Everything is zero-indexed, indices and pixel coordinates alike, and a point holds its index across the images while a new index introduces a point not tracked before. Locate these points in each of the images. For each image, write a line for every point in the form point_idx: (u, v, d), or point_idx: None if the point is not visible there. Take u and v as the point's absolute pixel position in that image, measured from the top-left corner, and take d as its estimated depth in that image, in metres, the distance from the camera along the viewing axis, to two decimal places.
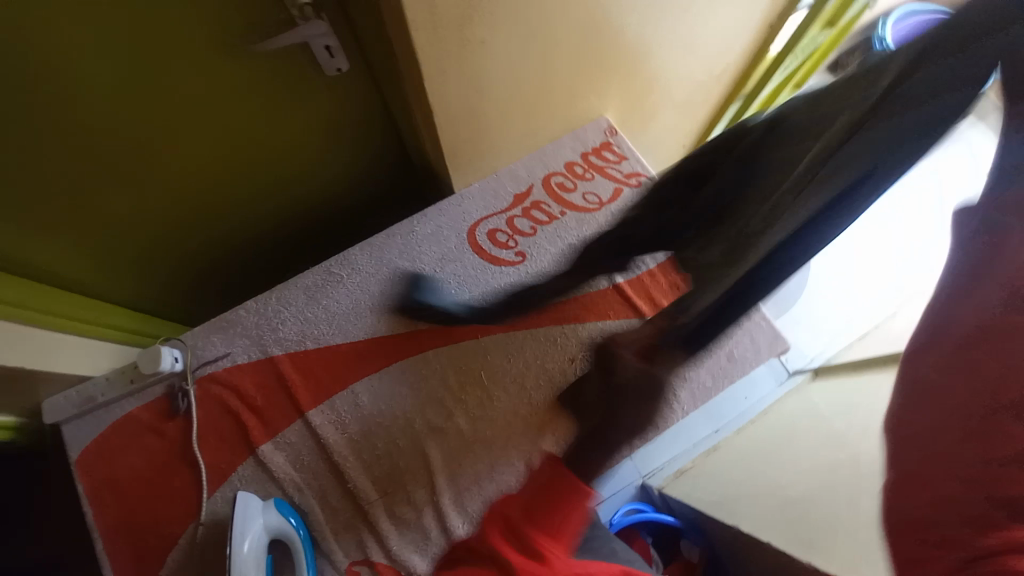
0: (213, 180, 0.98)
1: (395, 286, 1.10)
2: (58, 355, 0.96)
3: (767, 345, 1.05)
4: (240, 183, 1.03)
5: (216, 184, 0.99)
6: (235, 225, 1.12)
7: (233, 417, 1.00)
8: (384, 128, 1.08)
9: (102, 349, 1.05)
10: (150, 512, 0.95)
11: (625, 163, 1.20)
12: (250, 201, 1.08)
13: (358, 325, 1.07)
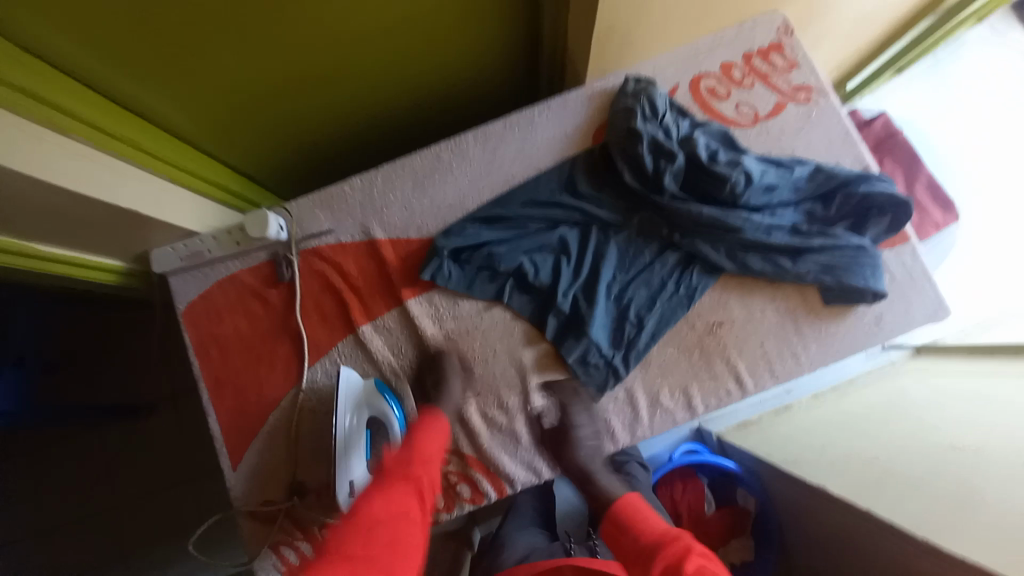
0: (328, 45, 0.84)
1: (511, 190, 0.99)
2: (168, 207, 0.92)
3: (924, 313, 0.90)
4: (355, 52, 0.88)
5: (328, 49, 0.85)
6: (340, 100, 0.99)
7: (334, 295, 0.97)
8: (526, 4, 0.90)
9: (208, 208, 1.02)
10: (254, 371, 0.97)
11: (796, 73, 0.99)
12: (361, 73, 0.94)
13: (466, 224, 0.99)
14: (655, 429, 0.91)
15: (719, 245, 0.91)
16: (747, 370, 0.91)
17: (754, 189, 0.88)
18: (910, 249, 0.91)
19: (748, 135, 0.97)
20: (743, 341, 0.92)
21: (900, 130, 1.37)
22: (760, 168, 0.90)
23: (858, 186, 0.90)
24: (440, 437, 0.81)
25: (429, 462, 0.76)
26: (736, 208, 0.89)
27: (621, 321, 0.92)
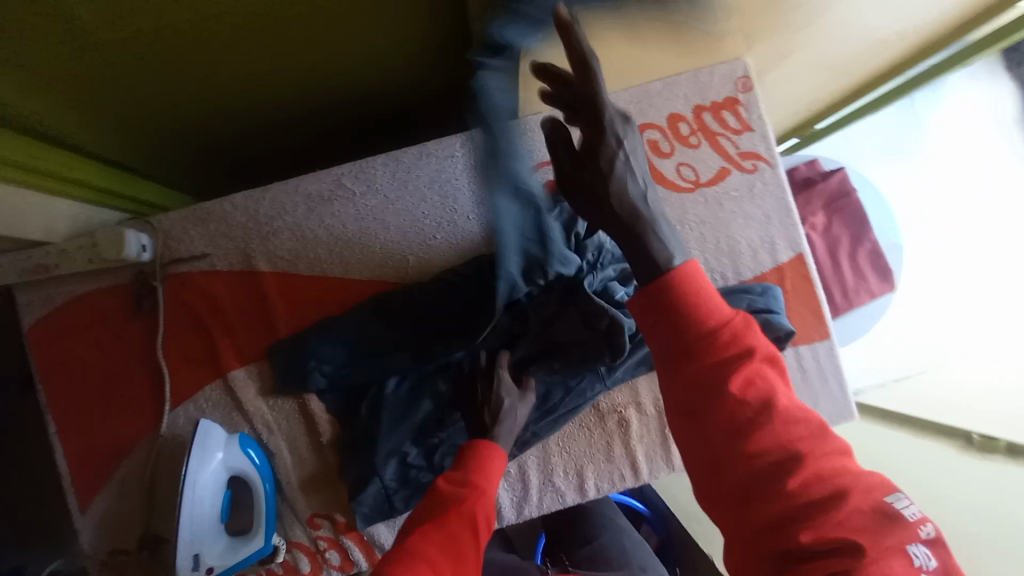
0: (199, 28, 0.68)
1: (416, 233, 0.88)
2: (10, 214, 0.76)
3: (828, 414, 0.88)
4: (240, 36, 0.72)
5: (203, 31, 0.69)
6: (226, 88, 0.82)
7: (204, 329, 0.86)
8: (456, 16, 0.79)
9: (66, 212, 0.86)
10: (109, 408, 0.87)
11: (745, 137, 0.90)
12: (250, 60, 0.78)
13: (361, 265, 0.87)
14: (542, 510, 0.87)
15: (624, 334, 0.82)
16: (643, 456, 0.87)
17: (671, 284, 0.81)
18: (827, 346, 0.88)
19: (685, 203, 0.89)
20: (647, 425, 0.88)
21: (853, 189, 1.33)
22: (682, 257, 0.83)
23: (770, 317, 0.81)
24: (498, 476, 0.67)
25: (483, 497, 0.61)
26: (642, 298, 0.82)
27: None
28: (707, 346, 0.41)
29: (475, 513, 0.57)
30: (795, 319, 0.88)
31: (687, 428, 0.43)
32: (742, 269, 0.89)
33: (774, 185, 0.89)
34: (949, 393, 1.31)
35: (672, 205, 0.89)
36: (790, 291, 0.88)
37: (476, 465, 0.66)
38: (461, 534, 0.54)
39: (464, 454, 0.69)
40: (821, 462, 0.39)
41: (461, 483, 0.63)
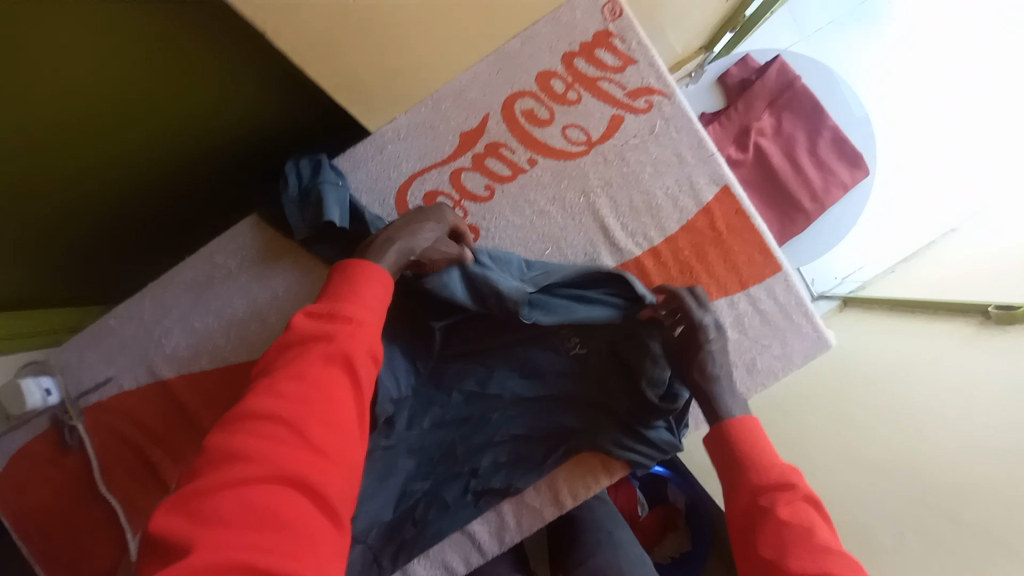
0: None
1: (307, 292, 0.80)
2: None
3: (801, 352, 0.78)
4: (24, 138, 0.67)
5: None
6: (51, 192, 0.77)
7: (136, 449, 0.83)
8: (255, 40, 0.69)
9: None
10: (71, 555, 0.83)
11: (631, 72, 0.77)
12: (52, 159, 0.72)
13: (259, 342, 0.80)
14: (523, 532, 0.81)
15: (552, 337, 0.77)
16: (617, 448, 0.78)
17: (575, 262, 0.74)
18: (782, 279, 0.78)
19: (582, 170, 0.78)
20: (613, 431, 0.77)
21: (797, 76, 1.17)
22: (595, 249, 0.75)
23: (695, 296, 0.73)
24: (384, 296, 0.57)
25: (360, 329, 0.53)
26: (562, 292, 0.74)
27: (452, 458, 0.80)
28: (772, 497, 0.57)
29: (347, 352, 0.51)
30: (740, 258, 0.78)
31: (744, 513, 0.57)
32: (666, 225, 0.78)
33: (676, 117, 0.77)
34: (962, 260, 1.16)
35: (565, 178, 0.79)
36: (726, 231, 0.77)
37: (356, 283, 0.57)
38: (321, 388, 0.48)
39: (342, 273, 0.58)
40: (783, 513, 0.54)
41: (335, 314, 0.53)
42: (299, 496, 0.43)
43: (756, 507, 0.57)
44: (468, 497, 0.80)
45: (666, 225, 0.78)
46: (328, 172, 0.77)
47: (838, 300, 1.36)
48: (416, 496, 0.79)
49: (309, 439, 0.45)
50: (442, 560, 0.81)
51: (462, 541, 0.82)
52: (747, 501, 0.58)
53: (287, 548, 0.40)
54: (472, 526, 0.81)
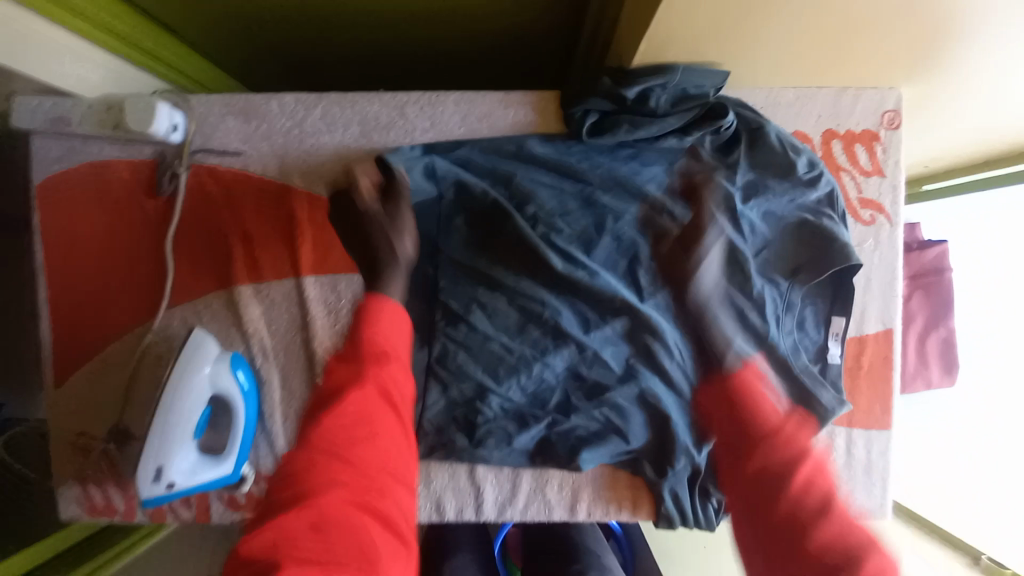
0: None
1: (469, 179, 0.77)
2: (11, 46, 0.66)
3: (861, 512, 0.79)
4: None
5: None
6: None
7: (220, 234, 0.78)
8: None
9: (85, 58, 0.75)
10: (103, 289, 0.80)
11: (874, 182, 0.75)
12: None
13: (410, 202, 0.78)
14: (525, 516, 0.80)
15: (662, 345, 0.76)
16: (665, 490, 0.76)
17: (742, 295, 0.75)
18: (884, 438, 0.78)
19: (786, 220, 0.75)
20: (678, 480, 0.76)
21: (950, 268, 1.17)
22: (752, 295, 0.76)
23: (820, 393, 0.74)
24: (405, 326, 0.56)
25: (394, 364, 0.52)
26: None
27: (539, 405, 0.78)
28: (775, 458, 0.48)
29: (385, 386, 0.49)
30: (859, 400, 0.78)
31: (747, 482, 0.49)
32: (807, 323, 0.76)
33: (885, 244, 0.76)
34: None
35: (767, 213, 0.75)
36: (864, 368, 0.78)
37: (371, 324, 0.54)
38: (366, 417, 0.47)
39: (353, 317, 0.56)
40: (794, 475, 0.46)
41: (360, 352, 0.51)
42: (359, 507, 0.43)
43: (776, 500, 0.45)
44: (496, 448, 0.78)
45: (811, 325, 0.76)
46: (622, 121, 0.71)
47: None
48: (468, 412, 0.79)
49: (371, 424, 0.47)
50: (438, 498, 0.80)
51: (464, 491, 0.81)
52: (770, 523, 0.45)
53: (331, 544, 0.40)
54: (483, 480, 0.81)
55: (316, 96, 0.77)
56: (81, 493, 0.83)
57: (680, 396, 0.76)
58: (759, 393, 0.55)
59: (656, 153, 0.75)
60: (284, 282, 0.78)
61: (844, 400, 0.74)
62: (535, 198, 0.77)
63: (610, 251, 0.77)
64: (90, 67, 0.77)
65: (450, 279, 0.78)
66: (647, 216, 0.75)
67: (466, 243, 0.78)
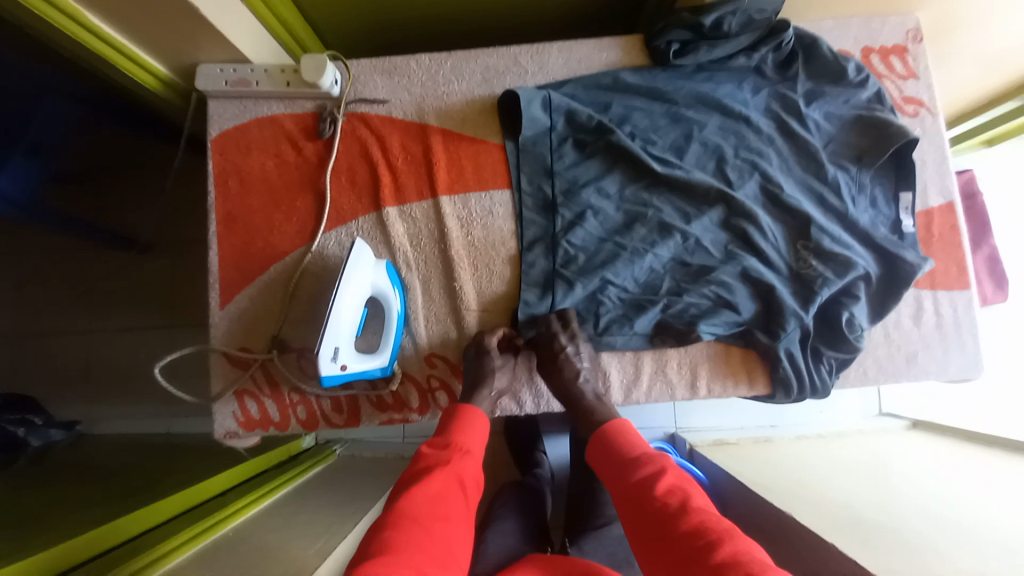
0: None
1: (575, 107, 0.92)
2: (228, 19, 0.85)
3: (956, 368, 0.87)
4: None
5: None
6: None
7: (370, 167, 0.92)
8: None
9: (265, 37, 0.95)
10: (267, 219, 0.93)
11: (911, 83, 0.92)
12: None
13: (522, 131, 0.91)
14: (650, 398, 0.88)
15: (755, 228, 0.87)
16: (782, 355, 0.83)
17: (816, 181, 0.89)
18: (965, 298, 0.88)
19: (847, 117, 0.89)
20: (792, 341, 0.84)
21: (979, 192, 1.29)
22: (827, 181, 0.89)
23: (902, 254, 0.85)
24: (480, 428, 0.76)
25: (468, 458, 0.71)
26: (790, 190, 0.88)
27: (652, 292, 0.87)
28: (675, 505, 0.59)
29: (462, 475, 0.67)
30: (937, 266, 0.88)
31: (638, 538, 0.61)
32: (876, 200, 0.89)
33: (931, 132, 0.91)
34: None
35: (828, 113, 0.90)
36: (936, 237, 0.89)
37: (458, 425, 0.75)
38: (445, 495, 0.64)
39: (447, 418, 0.77)
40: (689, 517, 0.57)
41: (448, 447, 0.71)
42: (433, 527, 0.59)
43: None
44: (621, 335, 0.86)
45: (879, 203, 0.89)
46: (702, 46, 0.88)
47: (908, 421, 1.45)
48: (592, 307, 0.87)
49: (456, 483, 0.66)
50: None
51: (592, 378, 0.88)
52: (623, 487, 0.66)
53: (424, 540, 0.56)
54: (608, 366, 0.88)
55: (447, 54, 0.95)
56: (237, 406, 0.89)
57: (778, 271, 0.86)
58: (634, 444, 0.70)
59: (727, 72, 0.90)
60: (424, 203, 0.92)
61: (925, 258, 0.84)
62: (630, 119, 0.91)
63: (700, 157, 0.90)
64: (264, 44, 0.95)
65: (563, 191, 0.90)
66: (727, 124, 0.90)
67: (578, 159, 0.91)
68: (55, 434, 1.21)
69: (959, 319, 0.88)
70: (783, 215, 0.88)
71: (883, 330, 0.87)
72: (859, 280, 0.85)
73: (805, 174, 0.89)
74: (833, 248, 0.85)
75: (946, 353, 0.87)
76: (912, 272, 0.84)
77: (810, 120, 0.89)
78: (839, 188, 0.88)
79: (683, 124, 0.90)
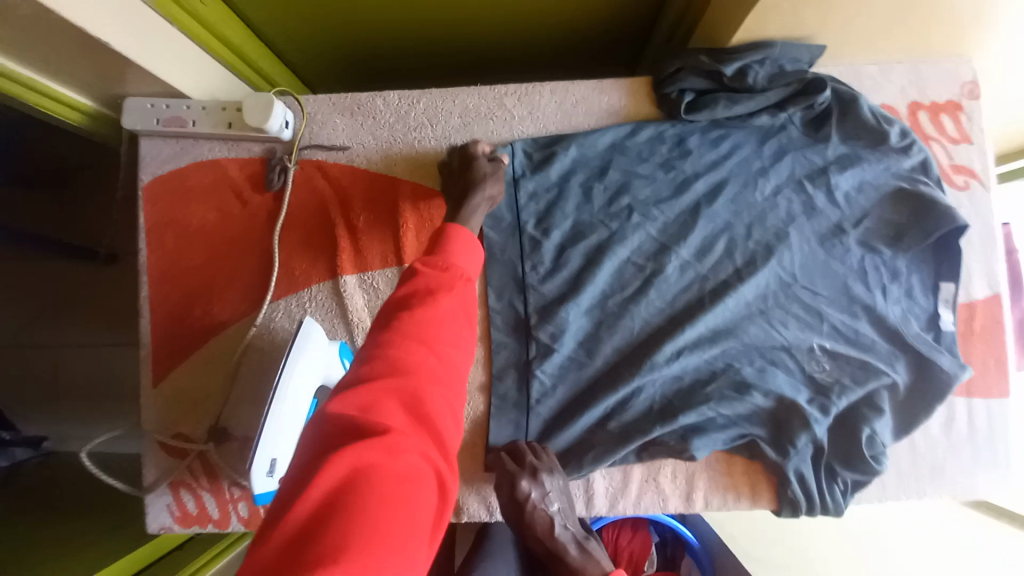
0: None
1: (558, 165, 0.77)
2: (165, 60, 0.70)
3: (986, 483, 0.77)
4: None
5: None
6: None
7: (327, 227, 0.79)
8: None
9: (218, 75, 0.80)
10: (207, 284, 0.80)
11: (963, 149, 0.78)
12: None
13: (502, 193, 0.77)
14: (639, 508, 0.77)
15: (762, 321, 0.76)
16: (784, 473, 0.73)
17: (838, 267, 0.76)
18: (1002, 404, 0.77)
19: (886, 191, 0.75)
20: (802, 458, 0.73)
21: None
22: (850, 268, 0.76)
23: (931, 359, 0.73)
24: (474, 248, 0.55)
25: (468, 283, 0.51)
26: (806, 278, 0.76)
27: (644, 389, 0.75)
28: None
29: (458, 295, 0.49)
30: (974, 366, 0.77)
31: None
32: (910, 290, 0.77)
33: (984, 209, 0.78)
34: None
35: (862, 184, 0.76)
36: (976, 334, 0.77)
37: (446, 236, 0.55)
38: (441, 327, 0.46)
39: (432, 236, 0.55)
40: None
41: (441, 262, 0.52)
42: (419, 377, 0.43)
43: None
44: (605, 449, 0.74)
45: (912, 293, 0.77)
46: (719, 98, 0.74)
47: None
48: (580, 413, 0.76)
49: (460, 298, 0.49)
50: None
51: (575, 488, 0.77)
52: None
53: (396, 428, 0.39)
54: (593, 474, 0.77)
55: (420, 92, 0.80)
56: (172, 499, 0.79)
57: (787, 373, 0.75)
58: None
59: (746, 131, 0.76)
60: (387, 271, 0.79)
61: (961, 365, 0.73)
62: (627, 185, 0.77)
63: (705, 233, 0.76)
64: (215, 81, 0.80)
65: (542, 268, 0.77)
66: (742, 196, 0.76)
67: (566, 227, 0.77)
68: (21, 454, 1.04)
69: (990, 430, 0.77)
70: (797, 307, 0.76)
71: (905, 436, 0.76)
72: (882, 388, 0.74)
73: (829, 257, 0.76)
74: (846, 350, 0.75)
75: (970, 469, 0.77)
76: (941, 380, 0.73)
77: (841, 193, 0.76)
78: (864, 276, 0.76)
79: (686, 192, 0.76)
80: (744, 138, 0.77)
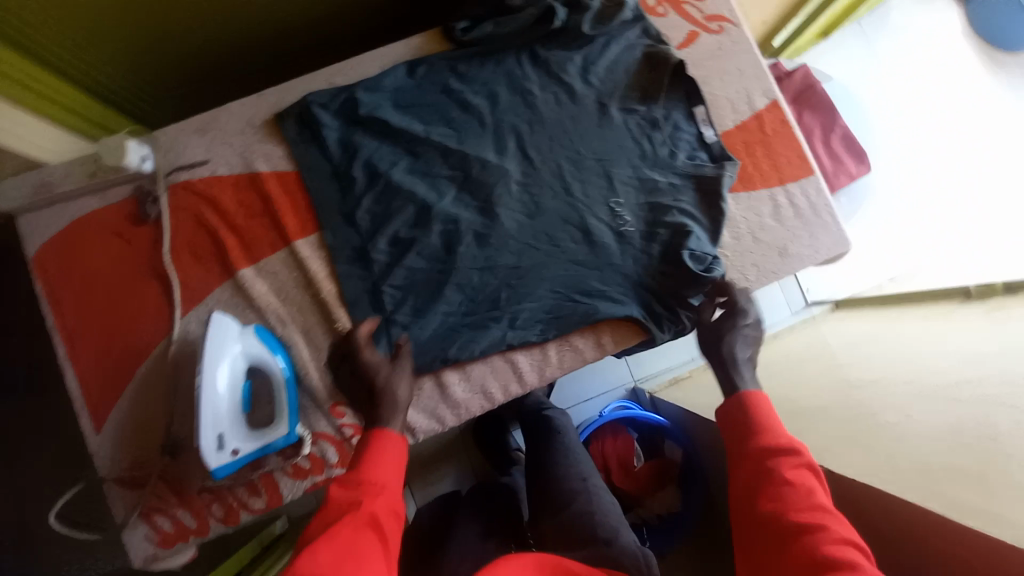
0: None
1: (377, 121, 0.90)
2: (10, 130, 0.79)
3: (827, 246, 0.92)
4: None
5: None
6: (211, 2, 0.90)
7: (211, 234, 0.86)
8: None
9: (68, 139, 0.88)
10: (116, 322, 0.85)
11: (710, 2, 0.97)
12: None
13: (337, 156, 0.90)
14: (564, 367, 0.88)
15: (579, 189, 0.91)
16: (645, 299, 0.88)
17: (620, 125, 0.93)
18: (814, 182, 0.93)
19: (626, 58, 0.95)
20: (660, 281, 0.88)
21: (817, 81, 1.38)
22: (629, 123, 0.93)
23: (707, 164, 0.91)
24: (395, 455, 0.63)
25: (384, 492, 0.58)
26: (600, 145, 0.92)
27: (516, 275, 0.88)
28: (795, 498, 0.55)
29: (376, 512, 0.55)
30: (782, 160, 0.93)
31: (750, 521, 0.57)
32: (681, 124, 0.94)
33: (736, 42, 0.97)
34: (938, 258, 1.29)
35: (599, 57, 0.94)
36: (771, 135, 0.94)
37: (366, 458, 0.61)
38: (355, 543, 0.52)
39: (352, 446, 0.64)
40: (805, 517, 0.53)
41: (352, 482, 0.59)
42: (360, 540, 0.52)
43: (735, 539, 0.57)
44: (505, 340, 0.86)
45: (684, 126, 0.94)
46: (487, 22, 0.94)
47: (830, 303, 1.44)
48: (456, 317, 0.86)
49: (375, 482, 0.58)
50: (482, 385, 0.87)
51: (502, 371, 0.87)
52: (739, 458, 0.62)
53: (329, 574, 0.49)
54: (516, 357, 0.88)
55: (257, 98, 0.92)
56: (148, 527, 0.82)
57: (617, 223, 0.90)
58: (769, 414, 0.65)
59: (501, 45, 0.94)
60: (278, 252, 0.87)
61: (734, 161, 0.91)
62: (429, 122, 0.92)
63: (507, 139, 0.92)
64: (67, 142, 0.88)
65: (392, 210, 0.88)
66: (515, 98, 0.93)
67: (416, 163, 0.90)
68: None
69: (814, 205, 0.93)
70: (603, 168, 0.92)
71: (734, 233, 0.91)
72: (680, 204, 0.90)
73: (612, 121, 0.93)
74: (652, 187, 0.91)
75: (812, 244, 0.91)
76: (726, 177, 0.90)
77: (591, 72, 0.94)
78: (646, 124, 0.93)
79: (476, 109, 0.92)
80: (503, 52, 0.94)
